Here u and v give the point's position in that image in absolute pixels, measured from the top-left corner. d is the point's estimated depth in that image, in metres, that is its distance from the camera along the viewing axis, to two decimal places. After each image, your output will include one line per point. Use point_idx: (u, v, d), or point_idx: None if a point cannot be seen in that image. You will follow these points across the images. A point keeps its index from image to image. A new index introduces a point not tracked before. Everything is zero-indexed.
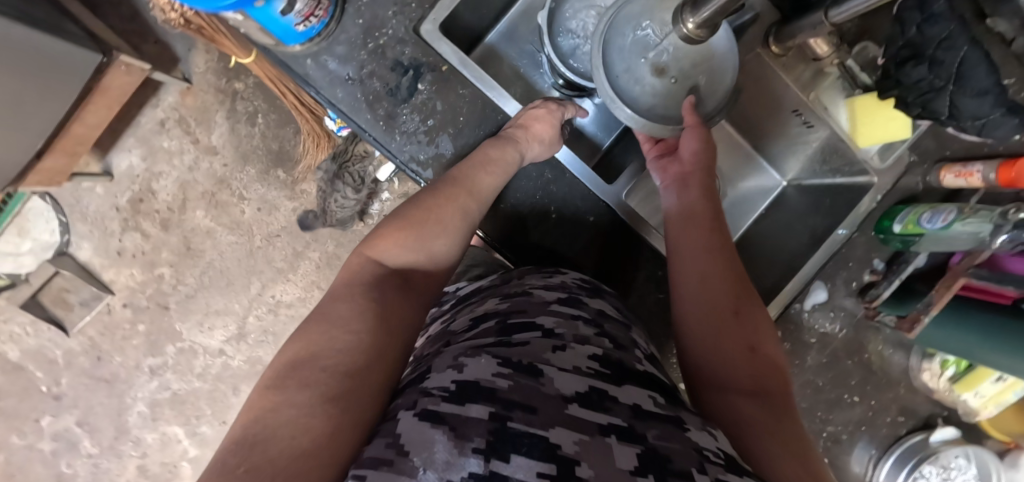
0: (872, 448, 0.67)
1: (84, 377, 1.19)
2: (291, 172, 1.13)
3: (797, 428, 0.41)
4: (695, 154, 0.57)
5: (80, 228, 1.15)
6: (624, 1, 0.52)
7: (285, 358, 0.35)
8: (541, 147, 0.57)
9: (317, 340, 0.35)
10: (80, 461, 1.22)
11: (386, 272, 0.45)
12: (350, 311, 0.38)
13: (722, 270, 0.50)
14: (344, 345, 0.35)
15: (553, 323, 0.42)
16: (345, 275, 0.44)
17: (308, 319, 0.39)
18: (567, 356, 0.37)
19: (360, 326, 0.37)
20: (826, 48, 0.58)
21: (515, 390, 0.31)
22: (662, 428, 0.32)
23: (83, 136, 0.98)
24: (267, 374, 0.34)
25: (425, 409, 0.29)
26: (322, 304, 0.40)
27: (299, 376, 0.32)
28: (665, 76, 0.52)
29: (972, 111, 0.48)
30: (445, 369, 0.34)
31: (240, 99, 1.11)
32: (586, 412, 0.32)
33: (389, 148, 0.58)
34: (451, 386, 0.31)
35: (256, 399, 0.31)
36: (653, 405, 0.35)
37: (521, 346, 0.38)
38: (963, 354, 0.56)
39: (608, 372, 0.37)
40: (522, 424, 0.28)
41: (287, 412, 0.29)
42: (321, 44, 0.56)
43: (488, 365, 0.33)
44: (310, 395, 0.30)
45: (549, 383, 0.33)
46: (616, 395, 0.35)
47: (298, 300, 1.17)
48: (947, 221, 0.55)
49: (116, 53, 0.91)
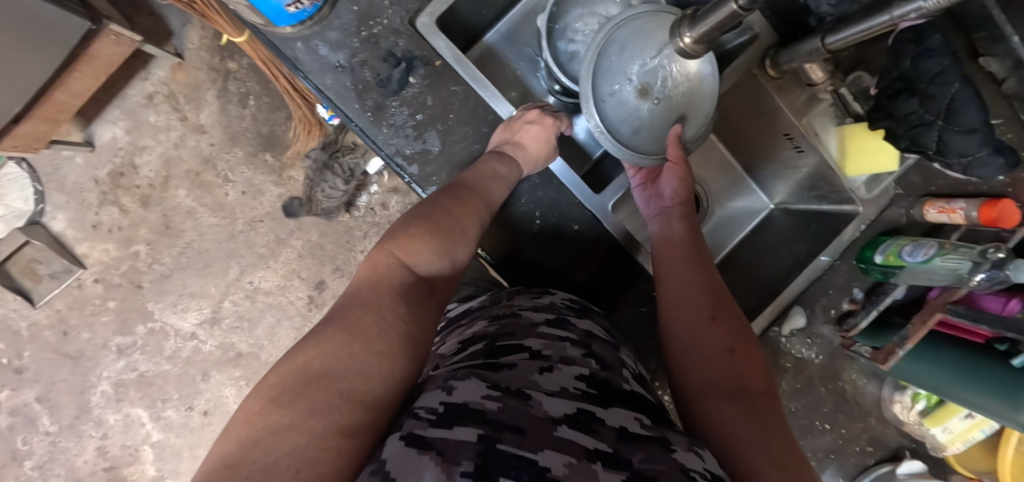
0: (839, 476, 0.67)
1: (48, 352, 1.15)
2: (280, 157, 1.11)
3: (784, 435, 0.37)
4: (676, 192, 0.56)
5: (57, 198, 1.12)
6: (615, 25, 0.51)
7: (295, 365, 0.29)
8: (532, 167, 0.56)
9: (337, 354, 0.30)
10: (36, 438, 1.17)
11: (412, 284, 0.40)
12: (376, 326, 0.33)
13: (699, 279, 0.49)
14: (362, 367, 0.31)
15: (541, 344, 0.40)
16: (372, 278, 0.38)
17: (324, 323, 0.33)
18: (554, 376, 0.35)
19: (384, 346, 0.33)
20: (821, 74, 0.57)
21: (505, 412, 0.29)
22: (649, 450, 0.29)
23: (66, 104, 0.95)
24: (269, 380, 0.29)
25: (411, 434, 0.27)
26: (341, 308, 0.35)
27: (311, 396, 0.27)
28: (649, 98, 0.51)
29: (959, 149, 0.51)
30: (434, 389, 0.32)
31: (233, 80, 1.09)
32: (575, 434, 0.29)
33: (375, 141, 0.57)
34: (439, 408, 0.29)
35: (256, 412, 0.26)
36: (640, 426, 0.32)
37: (508, 368, 0.36)
38: (935, 389, 0.54)
39: (596, 392, 0.35)
40: (511, 446, 0.26)
41: (294, 440, 0.25)
42: (313, 28, 0.54)
43: (476, 387, 0.31)
44: (322, 423, 0.26)
45: (537, 405, 0.31)
46: (603, 416, 0.32)
47: (277, 288, 1.15)
48: (928, 255, 0.56)
49: (105, 21, 0.87)
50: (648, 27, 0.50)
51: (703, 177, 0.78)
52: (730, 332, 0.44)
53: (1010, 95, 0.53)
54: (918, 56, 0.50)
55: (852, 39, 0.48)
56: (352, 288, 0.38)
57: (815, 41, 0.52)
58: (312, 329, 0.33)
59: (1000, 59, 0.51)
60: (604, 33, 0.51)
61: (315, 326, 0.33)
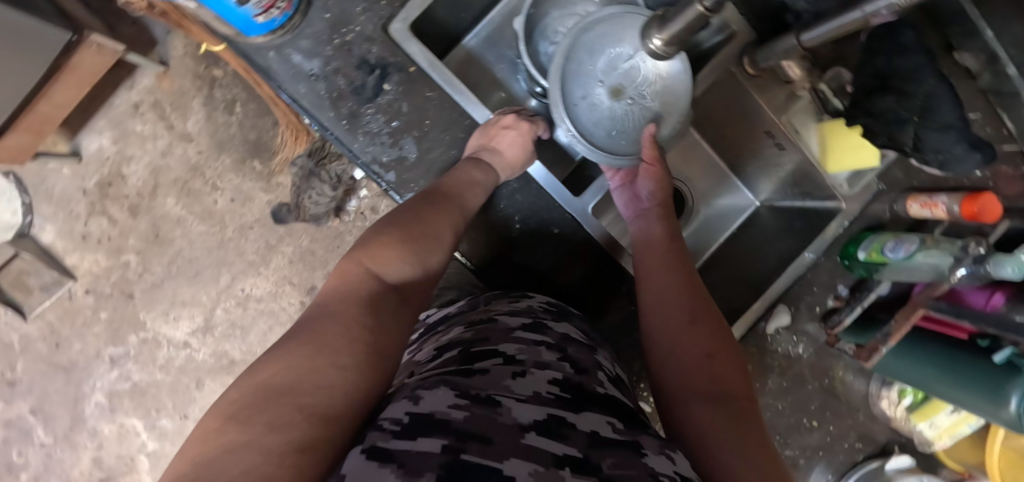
0: (828, 473, 0.67)
1: (41, 364, 1.12)
2: (268, 163, 1.08)
3: (761, 440, 0.36)
4: (653, 194, 0.57)
5: (45, 209, 1.08)
6: (580, 30, 0.52)
7: (256, 382, 0.28)
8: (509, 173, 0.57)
9: (300, 368, 0.29)
10: (33, 449, 1.14)
11: (382, 294, 0.39)
12: (342, 339, 0.33)
13: (678, 284, 0.49)
14: (326, 381, 0.29)
15: (516, 350, 0.39)
16: (340, 289, 0.38)
17: (289, 338, 0.33)
18: (527, 381, 0.34)
19: (349, 360, 0.32)
20: (799, 71, 0.56)
21: (472, 421, 0.27)
22: (619, 456, 0.28)
23: (48, 115, 0.91)
24: (230, 397, 0.28)
25: (374, 446, 0.25)
26: (307, 322, 0.34)
27: (271, 412, 0.26)
28: (623, 99, 0.54)
29: (934, 145, 0.51)
30: (401, 399, 0.30)
31: (218, 87, 1.05)
32: (543, 441, 0.28)
33: (351, 149, 0.57)
34: (404, 419, 0.27)
35: (213, 430, 0.25)
36: (611, 431, 0.31)
37: (480, 375, 0.35)
38: (919, 386, 0.56)
39: (569, 398, 0.34)
40: (477, 455, 0.25)
41: (251, 458, 0.23)
42: (285, 36, 0.55)
43: (444, 396, 0.29)
44: (282, 439, 0.24)
45: (506, 413, 0.29)
46: (574, 422, 0.31)
47: (269, 294, 1.10)
48: (910, 252, 0.55)
49: (86, 31, 0.84)
50: (617, 29, 0.52)
51: (688, 176, 0.77)
52: (708, 336, 0.44)
53: (986, 90, 0.54)
54: (895, 53, 0.51)
55: (827, 35, 0.47)
56: (320, 301, 0.37)
57: (790, 38, 0.51)
58: (275, 346, 0.32)
59: (974, 54, 0.54)
60: (570, 38, 0.52)
61: (279, 342, 0.32)
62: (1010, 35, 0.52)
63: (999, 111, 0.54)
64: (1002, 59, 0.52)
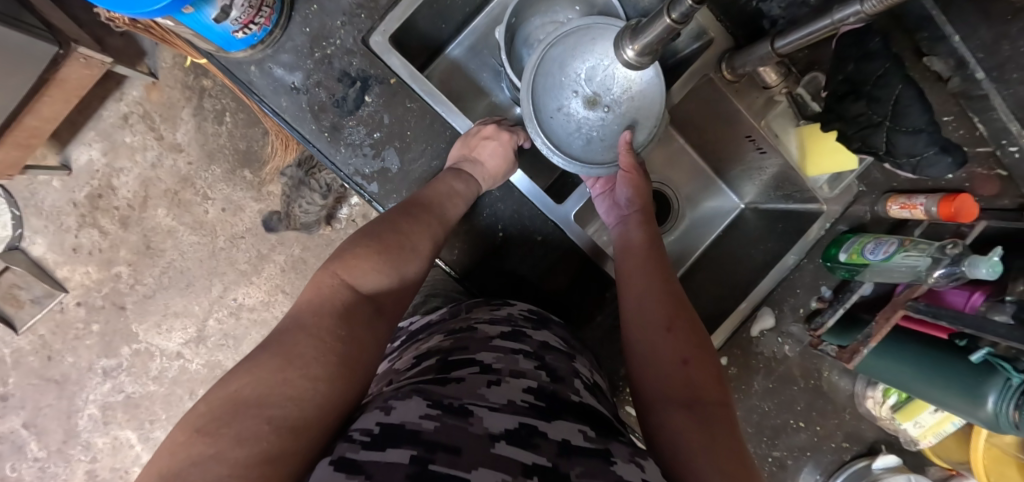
0: (817, 473, 0.67)
1: (33, 378, 1.10)
2: (258, 172, 1.07)
3: (734, 445, 0.37)
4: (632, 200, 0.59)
5: (35, 223, 1.07)
6: (550, 43, 0.53)
7: (226, 393, 0.29)
8: (492, 183, 0.59)
9: (269, 379, 0.30)
10: (26, 464, 1.12)
11: (357, 305, 0.39)
12: (313, 350, 0.33)
13: (658, 291, 0.49)
14: (296, 392, 0.30)
15: (492, 359, 0.40)
16: (314, 301, 0.38)
17: (260, 350, 0.33)
18: (501, 390, 0.35)
19: (321, 370, 0.32)
20: (775, 76, 0.59)
21: (442, 432, 0.28)
22: (588, 464, 0.29)
23: (37, 129, 0.90)
24: (199, 409, 0.28)
25: (342, 457, 0.25)
26: (279, 334, 0.34)
27: (238, 425, 0.27)
28: (598, 108, 0.54)
29: (908, 148, 0.52)
30: (373, 410, 0.31)
31: (207, 97, 1.04)
32: (514, 451, 0.28)
33: (334, 160, 0.61)
34: (374, 429, 0.28)
35: (181, 443, 0.26)
36: (583, 439, 0.32)
37: (455, 384, 0.35)
38: (901, 386, 0.56)
39: (543, 406, 0.35)
40: (444, 466, 0.25)
41: (216, 470, 0.24)
42: (266, 51, 0.59)
43: (415, 406, 0.30)
44: (247, 452, 0.25)
45: (477, 422, 0.30)
46: (545, 430, 0.31)
47: (261, 304, 1.10)
48: (889, 253, 0.56)
49: (73, 45, 0.83)
50: (588, 40, 0.53)
51: (672, 181, 0.78)
52: (684, 342, 0.44)
53: (956, 93, 0.56)
54: (861, 59, 0.52)
55: (800, 43, 0.49)
56: (293, 313, 0.37)
57: (765, 45, 0.52)
58: (247, 357, 0.33)
59: (943, 59, 0.55)
60: (539, 53, 0.53)
61: (250, 353, 0.33)
62: (977, 39, 0.53)
63: (970, 114, 0.55)
64: (970, 63, 0.53)
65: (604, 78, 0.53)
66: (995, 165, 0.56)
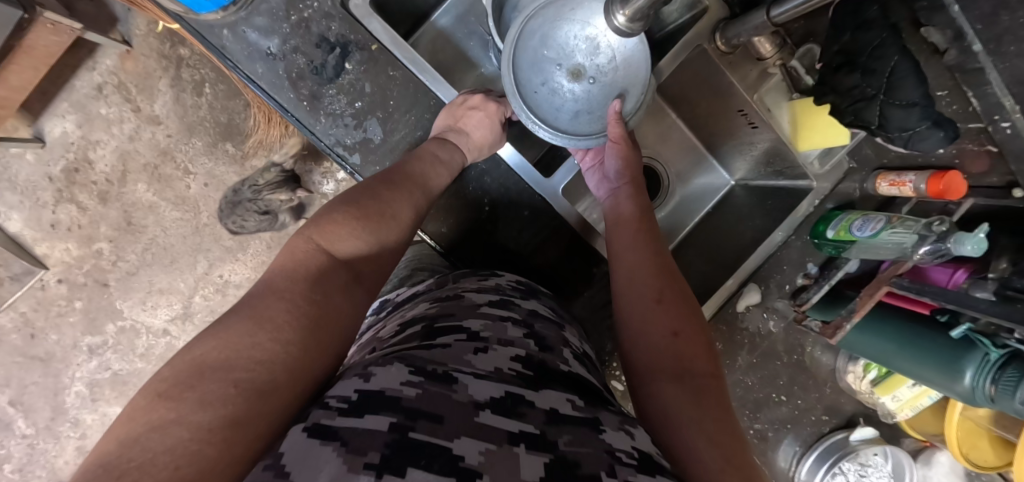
0: (797, 445, 0.68)
1: (16, 356, 1.08)
2: (241, 146, 1.03)
3: (724, 416, 0.37)
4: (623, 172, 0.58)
5: (10, 198, 1.03)
6: (530, 15, 0.51)
7: (191, 358, 0.28)
8: (476, 152, 0.58)
9: (238, 343, 0.29)
10: (14, 440, 1.12)
11: (334, 271, 0.39)
12: (285, 314, 0.32)
13: (651, 264, 0.49)
14: (266, 356, 0.29)
15: (480, 326, 0.39)
16: (288, 265, 0.37)
17: (230, 314, 0.32)
18: (488, 358, 0.34)
19: (293, 335, 0.32)
20: (770, 47, 0.58)
21: (423, 399, 0.27)
22: (576, 433, 0.29)
23: (5, 100, 0.85)
24: (163, 374, 0.27)
25: (316, 424, 0.25)
26: (250, 299, 0.34)
27: (203, 388, 0.26)
28: (583, 80, 0.51)
29: (899, 123, 0.51)
30: (352, 377, 0.30)
31: (185, 66, 1.00)
32: (497, 419, 0.28)
33: (314, 131, 0.59)
34: (352, 396, 0.27)
35: (142, 407, 0.25)
36: (571, 409, 0.32)
37: (441, 351, 0.34)
38: (884, 361, 0.58)
39: (530, 375, 0.35)
40: (425, 433, 0.25)
41: (177, 434, 0.24)
42: (239, 14, 0.56)
43: (396, 373, 0.29)
44: (212, 415, 0.25)
45: (462, 390, 0.29)
46: (532, 399, 0.31)
47: (248, 280, 1.08)
48: (876, 229, 0.56)
49: (38, 9, 0.78)
50: (567, 9, 0.50)
51: (663, 156, 0.77)
52: (674, 314, 0.44)
53: (952, 67, 0.54)
54: (857, 29, 0.51)
55: (797, 11, 0.48)
56: (266, 277, 0.36)
57: (760, 15, 0.51)
58: (215, 321, 0.32)
59: (940, 29, 0.53)
60: (517, 27, 0.51)
61: (219, 318, 0.31)
62: (977, 10, 0.50)
63: (964, 88, 0.55)
64: (968, 35, 0.51)
65: (589, 48, 0.50)
66: (987, 141, 0.56)
